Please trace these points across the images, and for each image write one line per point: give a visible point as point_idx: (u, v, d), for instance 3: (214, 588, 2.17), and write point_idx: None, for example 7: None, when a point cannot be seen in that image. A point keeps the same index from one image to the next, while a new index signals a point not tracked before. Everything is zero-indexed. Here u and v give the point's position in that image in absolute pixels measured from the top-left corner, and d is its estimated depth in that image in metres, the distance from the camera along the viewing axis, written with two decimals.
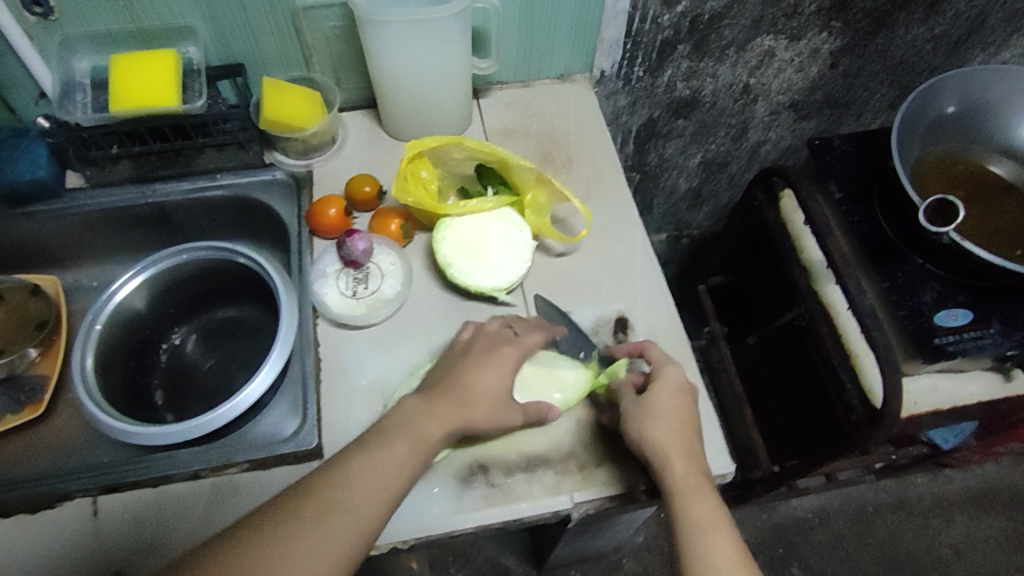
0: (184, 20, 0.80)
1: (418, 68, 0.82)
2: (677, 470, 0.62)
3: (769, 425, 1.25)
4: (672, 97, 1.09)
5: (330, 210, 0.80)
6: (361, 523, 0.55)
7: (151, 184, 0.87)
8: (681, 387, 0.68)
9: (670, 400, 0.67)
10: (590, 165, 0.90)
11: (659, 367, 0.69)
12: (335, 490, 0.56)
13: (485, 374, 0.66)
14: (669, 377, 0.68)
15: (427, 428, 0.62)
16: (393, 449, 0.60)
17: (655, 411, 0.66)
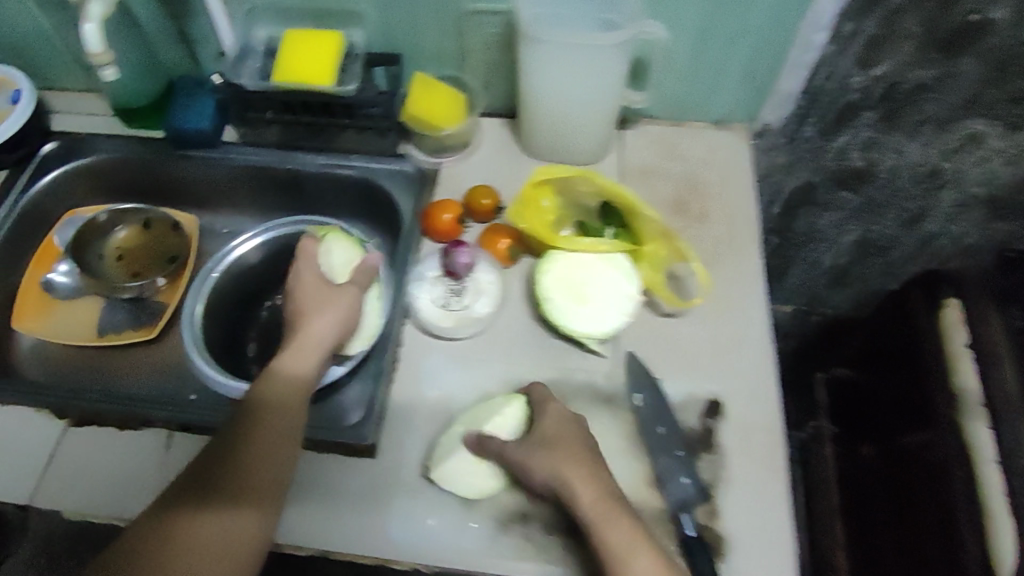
0: (358, 6, 0.83)
1: (569, 91, 0.80)
2: (587, 490, 0.58)
3: (861, 540, 1.10)
4: (841, 166, 0.96)
5: (444, 216, 0.80)
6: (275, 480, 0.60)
7: (294, 152, 0.92)
8: (541, 402, 0.66)
9: (558, 425, 0.64)
10: (724, 225, 0.82)
11: (543, 403, 0.66)
12: (228, 479, 0.58)
13: (309, 330, 0.69)
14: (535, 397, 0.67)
15: (294, 403, 0.64)
16: (273, 432, 0.61)
17: (547, 440, 0.62)
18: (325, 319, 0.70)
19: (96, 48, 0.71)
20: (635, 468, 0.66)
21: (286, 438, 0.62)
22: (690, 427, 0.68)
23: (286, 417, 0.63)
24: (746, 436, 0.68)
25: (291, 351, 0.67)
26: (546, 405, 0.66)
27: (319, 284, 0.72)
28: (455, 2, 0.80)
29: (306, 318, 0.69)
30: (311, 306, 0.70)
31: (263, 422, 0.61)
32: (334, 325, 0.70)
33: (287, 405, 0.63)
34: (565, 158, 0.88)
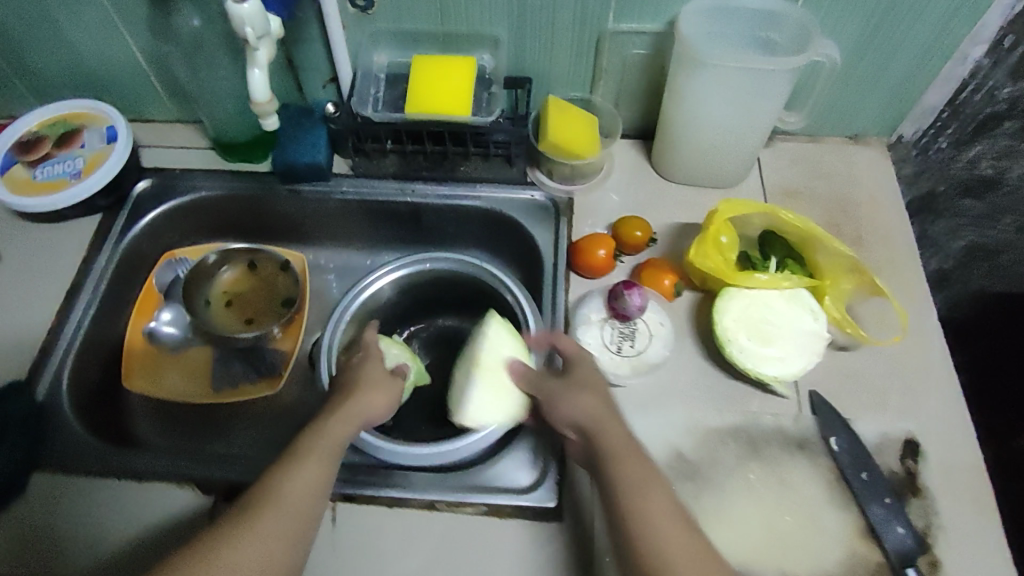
0: (492, 29, 0.78)
1: (724, 113, 0.75)
2: (618, 440, 0.58)
3: None
4: (970, 174, 0.90)
5: (599, 251, 0.76)
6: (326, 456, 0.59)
7: (413, 183, 0.87)
8: (583, 353, 0.67)
9: (588, 365, 0.65)
10: (884, 247, 0.79)
11: (580, 354, 0.67)
12: (265, 504, 0.54)
13: (356, 403, 0.64)
14: (572, 350, 0.67)
15: (338, 443, 0.61)
16: (313, 459, 0.58)
17: (573, 383, 0.64)
18: (376, 393, 0.66)
19: (262, 96, 0.70)
20: (845, 518, 0.64)
21: (320, 476, 0.57)
22: (891, 471, 0.66)
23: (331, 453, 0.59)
24: (948, 479, 0.66)
25: (339, 414, 0.63)
26: (580, 356, 0.67)
27: (378, 369, 0.70)
28: (598, 22, 0.76)
29: (353, 391, 0.66)
30: (363, 381, 0.67)
31: (302, 454, 0.58)
32: (376, 409, 0.66)
33: (334, 443, 0.60)
34: (709, 181, 0.83)
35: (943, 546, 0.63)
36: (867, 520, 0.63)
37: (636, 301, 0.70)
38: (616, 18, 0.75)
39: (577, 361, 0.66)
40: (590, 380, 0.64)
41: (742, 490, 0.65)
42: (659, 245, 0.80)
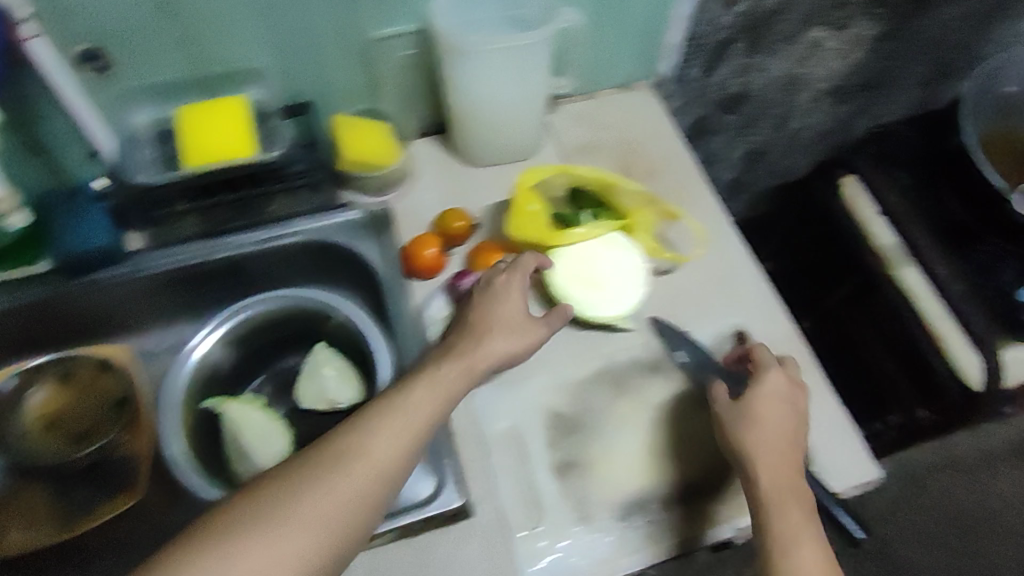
0: (254, 61, 0.76)
1: (498, 92, 0.81)
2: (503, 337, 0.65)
3: None
4: (721, 94, 1.05)
5: (427, 251, 0.77)
6: (392, 453, 0.53)
7: (222, 238, 0.81)
8: (789, 393, 0.67)
9: (774, 410, 0.65)
10: (672, 174, 0.88)
11: (786, 392, 0.67)
12: (327, 469, 0.51)
13: (485, 346, 0.64)
14: (773, 384, 0.67)
15: (424, 419, 0.56)
16: (376, 446, 0.53)
17: (757, 419, 0.65)
18: (511, 334, 0.66)
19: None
20: (709, 418, 0.72)
21: (377, 475, 0.52)
22: (730, 363, 0.76)
23: (407, 431, 0.55)
24: (775, 352, 0.77)
25: (462, 361, 0.62)
26: (796, 392, 0.67)
27: (510, 310, 0.67)
28: (358, 33, 0.76)
29: (487, 333, 0.65)
30: (498, 327, 0.65)
31: (373, 426, 0.54)
32: (507, 353, 0.65)
33: (416, 414, 0.56)
34: (510, 158, 0.88)
35: None
36: None
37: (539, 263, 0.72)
38: (373, 26, 0.76)
39: (767, 400, 0.66)
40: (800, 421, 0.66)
41: (616, 425, 0.71)
42: (485, 228, 0.82)
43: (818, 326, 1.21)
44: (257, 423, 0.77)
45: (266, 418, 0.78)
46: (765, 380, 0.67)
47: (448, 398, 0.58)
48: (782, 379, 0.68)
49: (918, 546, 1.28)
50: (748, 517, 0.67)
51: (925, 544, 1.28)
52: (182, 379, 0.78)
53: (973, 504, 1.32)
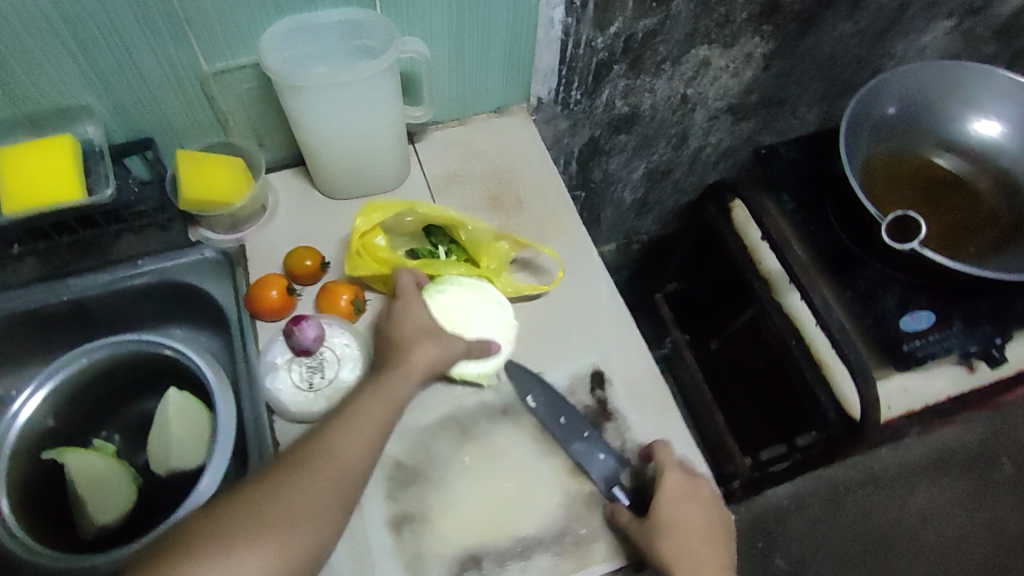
0: (79, 99, 0.71)
1: (347, 125, 0.76)
2: (421, 353, 0.67)
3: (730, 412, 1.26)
4: (612, 115, 1.02)
5: (272, 292, 0.74)
6: (356, 450, 0.60)
7: (65, 280, 0.78)
8: (685, 494, 0.66)
9: (679, 517, 0.64)
10: (541, 204, 0.86)
11: (682, 496, 0.65)
12: (314, 470, 0.58)
13: (418, 356, 0.66)
14: (671, 490, 0.65)
15: (387, 417, 0.63)
16: (343, 445, 0.60)
17: (667, 523, 0.64)
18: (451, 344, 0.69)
19: None
20: (556, 464, 0.69)
21: (344, 473, 0.59)
22: (587, 405, 0.73)
23: (384, 421, 0.63)
24: (633, 393, 0.74)
25: (399, 371, 0.65)
26: (694, 487, 0.66)
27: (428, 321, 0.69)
28: (191, 67, 0.72)
29: (408, 348, 0.67)
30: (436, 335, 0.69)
31: (353, 425, 0.61)
32: (434, 359, 0.67)
33: (385, 413, 0.63)
34: (374, 189, 0.85)
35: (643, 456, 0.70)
36: (572, 459, 0.69)
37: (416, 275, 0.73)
38: (207, 60, 0.72)
39: (671, 506, 0.65)
40: (704, 520, 0.66)
41: (460, 474, 0.68)
42: (336, 267, 0.80)
43: (727, 346, 1.21)
44: (100, 474, 0.74)
45: (112, 466, 0.75)
46: (664, 483, 0.65)
47: (405, 395, 0.65)
48: (681, 478, 0.66)
49: (832, 564, 1.28)
50: (585, 571, 0.64)
51: (839, 561, 1.28)
52: (12, 432, 0.72)
53: (889, 520, 1.32)
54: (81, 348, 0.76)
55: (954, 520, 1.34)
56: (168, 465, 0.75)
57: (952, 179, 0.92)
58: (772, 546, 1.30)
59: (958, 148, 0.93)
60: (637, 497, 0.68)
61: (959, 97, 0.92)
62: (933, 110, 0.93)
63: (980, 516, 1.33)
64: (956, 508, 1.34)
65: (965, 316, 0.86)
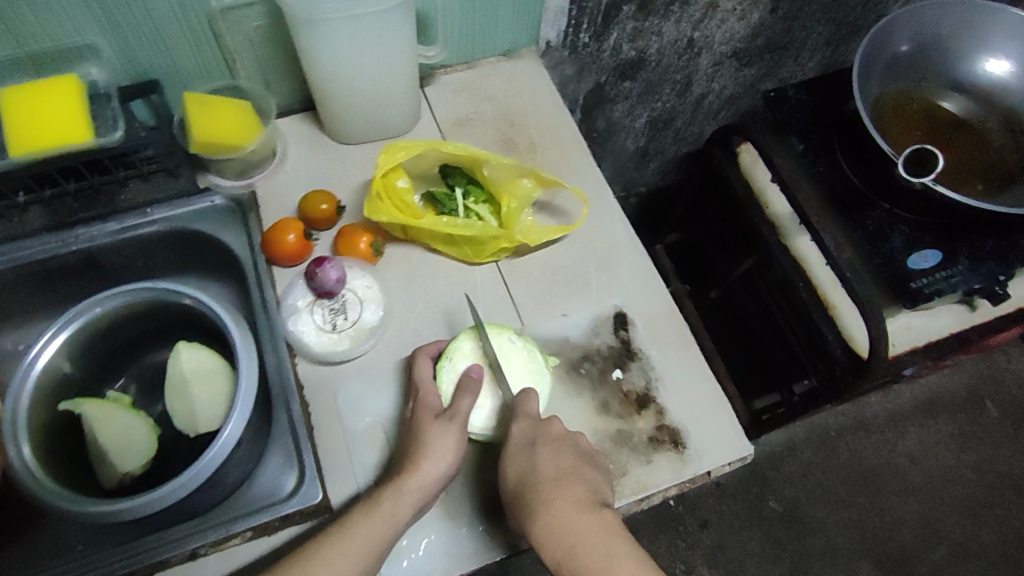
0: (84, 37, 0.68)
1: (362, 64, 0.75)
2: (437, 449, 0.60)
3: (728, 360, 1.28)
4: (618, 60, 1.00)
5: (289, 236, 0.73)
6: (378, 532, 0.57)
7: (72, 229, 0.75)
8: (528, 442, 0.62)
9: (525, 466, 0.60)
10: (554, 145, 0.85)
11: (526, 445, 0.61)
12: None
13: (421, 473, 0.59)
14: (514, 446, 0.62)
15: (371, 545, 0.56)
16: (367, 524, 0.57)
17: (517, 468, 0.61)
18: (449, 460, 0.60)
19: None
20: (582, 406, 0.70)
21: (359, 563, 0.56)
22: (610, 345, 0.73)
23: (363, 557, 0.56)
24: (652, 333, 0.74)
25: (394, 484, 0.59)
26: (542, 431, 0.62)
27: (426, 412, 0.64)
28: (198, 4, 0.69)
29: (418, 458, 0.60)
30: (431, 439, 0.61)
31: (338, 547, 0.56)
32: (441, 475, 0.59)
33: (365, 545, 0.56)
34: (386, 133, 0.84)
35: (665, 393, 0.71)
36: (599, 399, 0.70)
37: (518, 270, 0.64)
38: None
39: (515, 463, 0.61)
40: (565, 462, 0.60)
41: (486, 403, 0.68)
42: (350, 212, 0.79)
43: (727, 294, 1.23)
44: (117, 422, 0.73)
45: (128, 415, 0.73)
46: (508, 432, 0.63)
47: (394, 515, 0.58)
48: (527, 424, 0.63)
49: (823, 504, 1.33)
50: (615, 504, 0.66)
51: (830, 502, 1.33)
52: (29, 383, 0.70)
53: (879, 462, 1.37)
54: (95, 296, 0.74)
55: (941, 461, 1.38)
56: (195, 425, 0.73)
57: (957, 120, 0.95)
58: (766, 491, 1.33)
59: (965, 88, 0.95)
60: (660, 433, 0.69)
61: (971, 36, 0.94)
62: (947, 50, 0.95)
63: (968, 457, 1.38)
64: (943, 449, 1.39)
65: (970, 252, 0.87)
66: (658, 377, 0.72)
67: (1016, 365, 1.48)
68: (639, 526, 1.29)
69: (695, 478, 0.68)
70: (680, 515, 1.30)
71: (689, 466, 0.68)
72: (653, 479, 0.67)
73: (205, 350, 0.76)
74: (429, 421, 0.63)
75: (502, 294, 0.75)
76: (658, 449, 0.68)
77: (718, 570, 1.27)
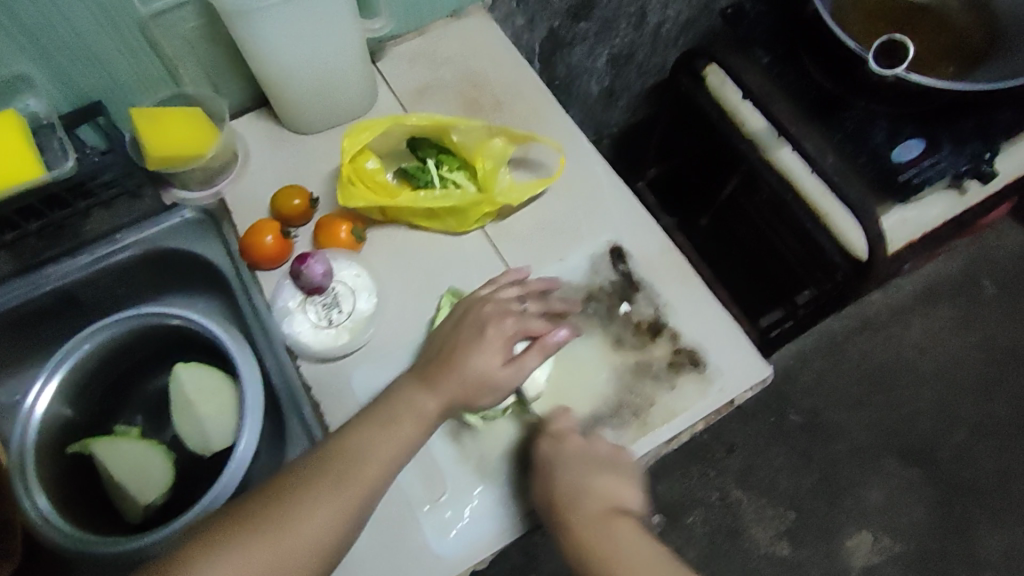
0: (14, 68, 0.65)
1: (307, 50, 0.72)
2: (472, 362, 0.62)
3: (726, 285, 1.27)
4: (569, 2, 0.95)
5: (267, 238, 0.72)
6: (391, 453, 0.59)
7: (43, 269, 0.73)
8: (546, 464, 0.63)
9: (547, 489, 0.62)
10: (520, 100, 0.82)
11: (547, 464, 0.63)
12: (291, 484, 0.56)
13: (453, 378, 0.62)
14: (540, 463, 0.64)
15: (381, 462, 0.58)
16: (378, 437, 0.59)
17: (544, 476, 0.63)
18: (423, 400, 0.61)
19: None
20: (595, 344, 0.70)
21: (371, 474, 0.58)
22: (612, 281, 0.73)
23: (344, 516, 0.56)
24: (650, 269, 0.73)
25: (412, 413, 0.61)
26: (560, 446, 0.64)
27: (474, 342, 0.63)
28: (127, 13, 0.65)
29: (454, 362, 0.63)
30: (464, 345, 0.63)
31: (355, 452, 0.58)
32: (454, 395, 0.62)
33: (350, 509, 0.56)
34: (348, 116, 0.82)
35: (676, 317, 0.71)
36: (609, 337, 0.71)
37: (560, 335, 0.65)
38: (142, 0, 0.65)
39: (540, 482, 0.63)
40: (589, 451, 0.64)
41: None
42: (325, 203, 0.77)
43: (719, 220, 1.22)
44: (132, 458, 0.72)
45: (139, 447, 0.73)
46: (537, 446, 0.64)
47: (387, 459, 0.58)
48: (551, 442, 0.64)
49: (841, 410, 1.34)
50: (647, 438, 0.67)
51: (847, 405, 1.34)
52: (31, 430, 0.69)
53: (888, 358, 1.38)
54: (80, 335, 0.73)
55: (948, 345, 1.40)
56: (208, 445, 0.72)
57: (919, 5, 0.93)
58: (785, 406, 1.34)
59: None
60: (678, 357, 0.70)
61: None
62: None
63: (972, 338, 1.40)
64: (947, 334, 1.40)
65: (951, 136, 0.86)
66: (664, 303, 0.72)
67: (1007, 240, 1.47)
68: (667, 462, 1.30)
69: (720, 408, 0.68)
70: (705, 444, 1.32)
71: (714, 383, 0.68)
72: (680, 403, 0.68)
73: (205, 368, 0.74)
74: (399, 399, 0.62)
75: (494, 259, 0.74)
76: (679, 372, 0.69)
77: (749, 490, 1.29)
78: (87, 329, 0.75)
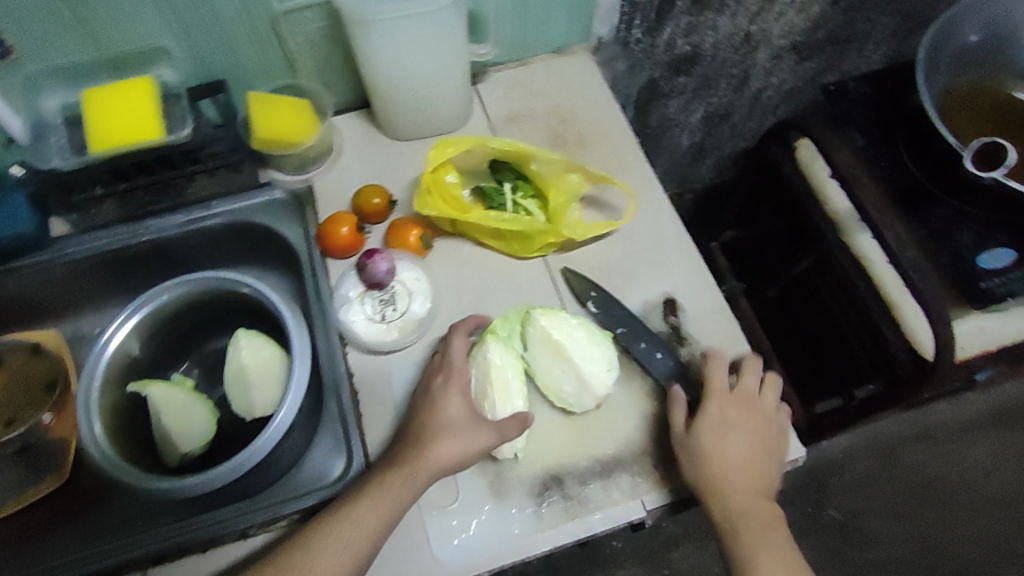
0: (157, 40, 0.73)
1: (413, 63, 0.76)
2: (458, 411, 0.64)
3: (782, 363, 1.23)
4: (671, 56, 0.96)
5: (342, 228, 0.76)
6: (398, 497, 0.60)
7: (143, 221, 0.80)
8: (720, 422, 0.67)
9: (715, 443, 0.65)
10: (606, 142, 0.85)
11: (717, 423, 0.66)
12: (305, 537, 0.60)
13: (456, 432, 0.63)
14: (706, 420, 0.66)
15: (387, 508, 0.60)
16: (390, 487, 0.60)
17: (704, 430, 0.66)
18: (443, 440, 0.62)
19: None
20: (631, 389, 0.71)
21: (375, 521, 0.59)
22: (660, 331, 0.74)
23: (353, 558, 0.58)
24: (700, 326, 0.74)
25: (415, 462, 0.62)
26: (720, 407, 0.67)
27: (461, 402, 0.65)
28: (262, 6, 0.72)
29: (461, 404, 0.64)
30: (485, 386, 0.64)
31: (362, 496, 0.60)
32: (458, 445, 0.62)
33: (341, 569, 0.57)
34: (438, 129, 0.86)
35: None
36: (645, 384, 0.71)
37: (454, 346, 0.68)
38: None
39: (704, 436, 0.65)
40: (720, 416, 0.67)
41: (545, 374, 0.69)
42: (402, 206, 0.82)
43: (785, 294, 1.19)
44: (178, 405, 0.76)
45: (191, 399, 0.77)
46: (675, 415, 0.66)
47: (394, 504, 0.60)
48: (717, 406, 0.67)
49: (883, 516, 1.26)
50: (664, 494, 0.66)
51: (891, 514, 1.27)
52: (101, 365, 0.75)
53: (945, 473, 1.30)
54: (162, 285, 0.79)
55: (1015, 474, 1.30)
56: (252, 410, 0.76)
57: None
58: (824, 499, 1.27)
59: None
60: None
61: None
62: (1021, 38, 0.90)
63: None
64: (1016, 462, 1.30)
65: None
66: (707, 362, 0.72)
67: None
68: None
69: None
70: None
71: None
72: None
73: (263, 339, 0.78)
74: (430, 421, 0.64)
75: (549, 289, 0.76)
76: None
77: None
78: (171, 280, 0.82)
